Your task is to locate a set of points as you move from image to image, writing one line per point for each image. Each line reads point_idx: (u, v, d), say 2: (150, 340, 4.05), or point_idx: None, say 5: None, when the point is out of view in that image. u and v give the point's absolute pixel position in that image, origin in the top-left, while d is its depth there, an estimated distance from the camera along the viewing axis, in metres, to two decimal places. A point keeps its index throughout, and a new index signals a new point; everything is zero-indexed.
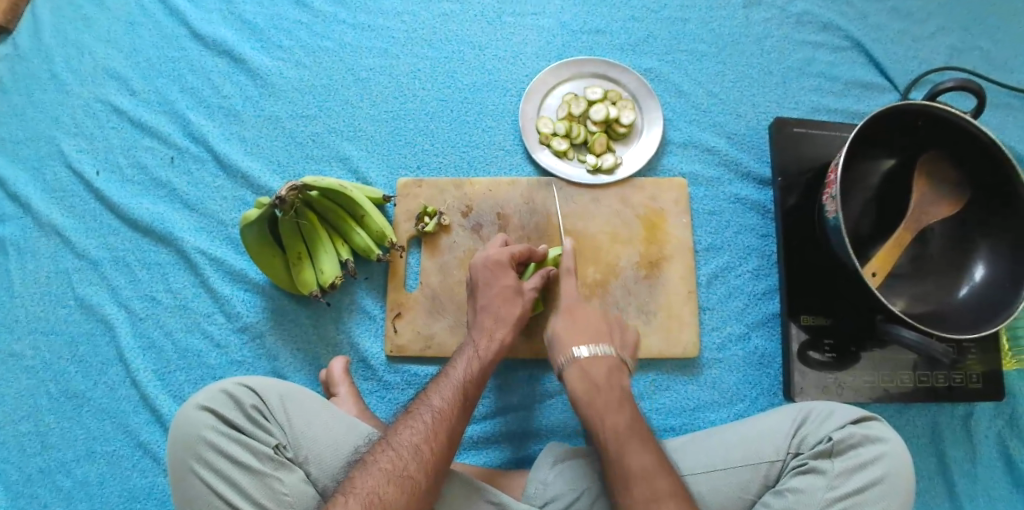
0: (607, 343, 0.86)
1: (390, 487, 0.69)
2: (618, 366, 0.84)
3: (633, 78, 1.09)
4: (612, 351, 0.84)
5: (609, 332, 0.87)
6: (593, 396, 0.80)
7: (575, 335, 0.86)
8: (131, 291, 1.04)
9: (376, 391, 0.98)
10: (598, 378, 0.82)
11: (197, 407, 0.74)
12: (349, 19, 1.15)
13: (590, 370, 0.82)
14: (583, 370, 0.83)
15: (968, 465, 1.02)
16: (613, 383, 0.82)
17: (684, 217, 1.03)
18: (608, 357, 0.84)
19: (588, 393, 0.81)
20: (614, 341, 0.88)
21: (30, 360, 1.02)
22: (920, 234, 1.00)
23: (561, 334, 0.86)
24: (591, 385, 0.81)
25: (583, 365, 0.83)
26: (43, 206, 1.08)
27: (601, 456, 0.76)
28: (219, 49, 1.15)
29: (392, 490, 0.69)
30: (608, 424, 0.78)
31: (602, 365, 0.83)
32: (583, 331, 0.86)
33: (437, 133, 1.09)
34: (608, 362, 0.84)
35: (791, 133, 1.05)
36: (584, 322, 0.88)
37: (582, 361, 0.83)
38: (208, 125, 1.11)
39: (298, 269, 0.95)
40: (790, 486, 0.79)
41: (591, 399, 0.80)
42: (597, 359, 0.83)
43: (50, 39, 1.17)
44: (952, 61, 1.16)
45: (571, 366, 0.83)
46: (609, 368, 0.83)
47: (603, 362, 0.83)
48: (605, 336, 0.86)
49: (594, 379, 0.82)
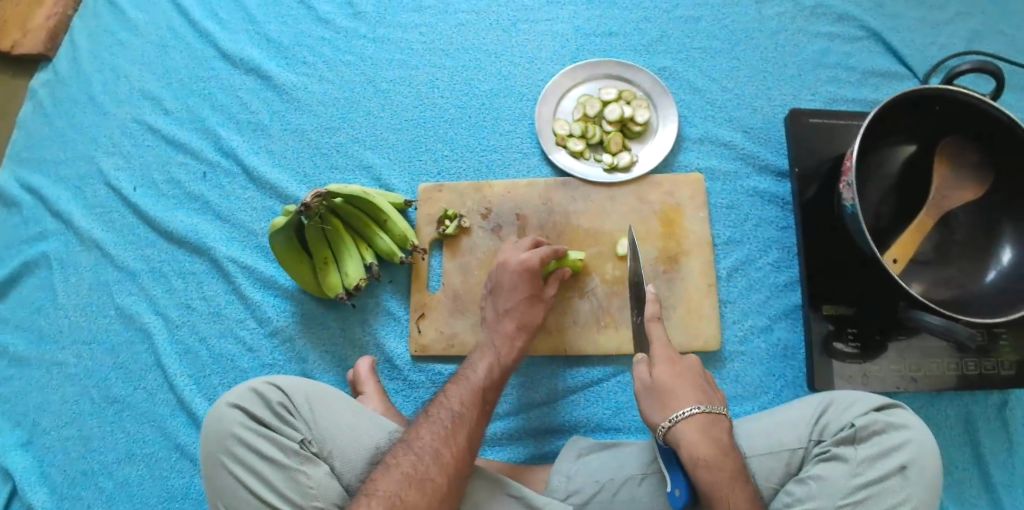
0: (715, 401, 0.79)
1: (410, 490, 0.70)
2: (730, 428, 0.78)
3: (648, 78, 1.10)
4: (724, 410, 0.78)
5: (711, 391, 0.81)
6: (720, 463, 0.73)
7: (684, 391, 0.79)
8: (167, 299, 1.09)
9: (402, 390, 1.00)
10: (721, 443, 0.75)
11: (227, 404, 0.77)
12: (369, 33, 1.19)
13: (710, 431, 0.75)
14: (703, 431, 0.75)
15: (1004, 456, 1.00)
16: (731, 446, 0.75)
17: (702, 212, 1.04)
18: (722, 418, 0.77)
19: (712, 456, 0.73)
20: (717, 398, 0.81)
21: (73, 367, 1.07)
22: (942, 220, 0.99)
23: (668, 388, 0.79)
24: (716, 448, 0.74)
25: (704, 428, 0.75)
26: (83, 222, 1.14)
27: (705, 453, 0.73)
28: (247, 67, 1.20)
29: (413, 493, 0.70)
30: (708, 424, 0.76)
31: (720, 427, 0.76)
32: (690, 387, 0.80)
33: (456, 139, 1.12)
34: (721, 422, 0.77)
35: (807, 123, 1.05)
36: (688, 379, 0.81)
37: (699, 420, 0.76)
38: (237, 139, 1.16)
39: (324, 273, 0.98)
40: (813, 473, 0.79)
41: (715, 466, 0.72)
42: (715, 419, 0.76)
43: (89, 65, 1.24)
44: (973, 45, 1.15)
45: (685, 426, 0.75)
46: (725, 430, 0.76)
47: (720, 423, 0.77)
48: (711, 395, 0.80)
49: (715, 442, 0.75)
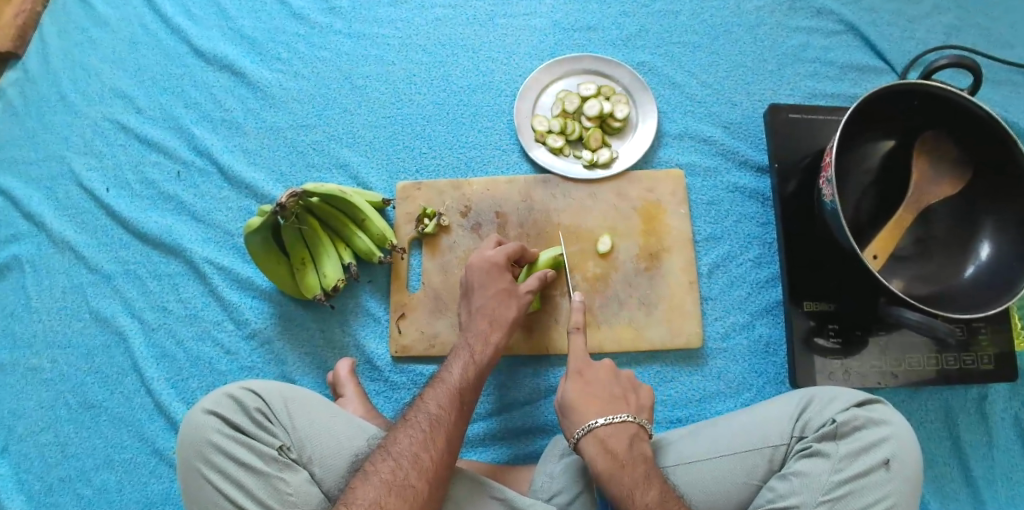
0: (622, 409, 0.81)
1: (390, 497, 0.69)
2: (638, 435, 0.79)
3: (626, 73, 1.10)
4: (629, 419, 0.80)
5: (624, 397, 0.83)
6: (617, 474, 0.74)
7: (590, 405, 0.81)
8: (143, 302, 1.06)
9: (383, 391, 0.99)
10: (621, 453, 0.76)
11: (203, 411, 0.76)
12: (345, 29, 1.17)
13: (609, 442, 0.78)
14: (602, 442, 0.78)
15: (983, 448, 1.01)
16: (636, 455, 0.77)
17: (683, 208, 1.03)
18: (627, 425, 0.79)
19: (610, 468, 0.75)
20: (629, 405, 0.83)
21: (48, 373, 1.05)
22: (921, 216, 0.99)
23: (575, 403, 0.82)
24: (613, 458, 0.76)
25: (603, 439, 0.78)
26: (56, 224, 1.11)
27: (604, 466, 0.76)
28: (221, 64, 1.17)
29: (392, 500, 0.69)
30: (609, 434, 0.78)
31: (622, 437, 0.78)
32: (598, 397, 0.82)
33: (435, 136, 1.11)
34: (626, 430, 0.79)
35: (786, 119, 1.05)
36: (598, 392, 0.83)
37: (600, 432, 0.78)
38: (212, 139, 1.14)
39: (302, 273, 0.97)
40: (795, 469, 0.79)
41: (615, 478, 0.74)
42: (616, 428, 0.78)
43: (59, 63, 1.21)
44: (950, 39, 1.15)
45: (588, 440, 0.78)
46: (628, 439, 0.78)
47: (623, 432, 0.79)
48: (620, 402, 0.82)
49: (613, 451, 0.77)
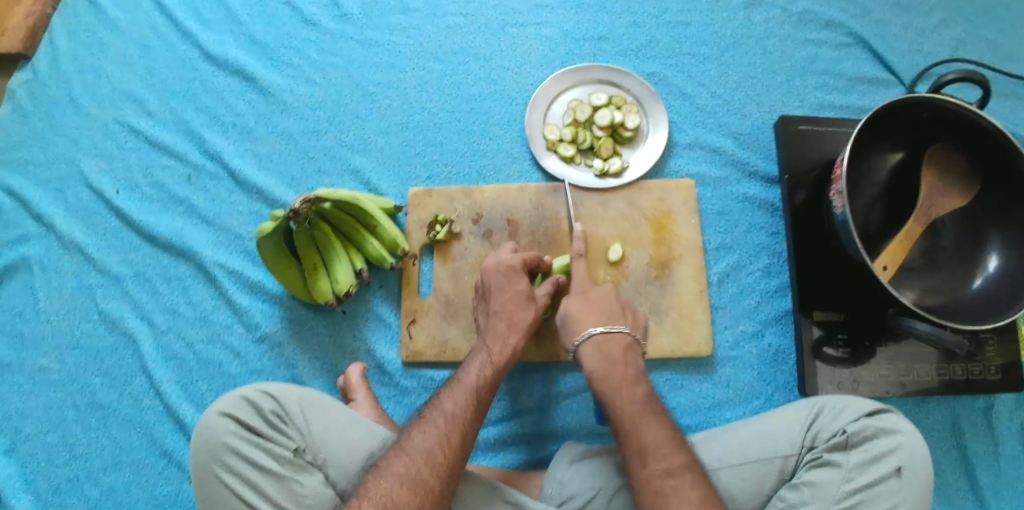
0: (620, 323, 0.87)
1: (402, 491, 0.70)
2: (632, 346, 0.86)
3: (638, 83, 1.10)
4: (625, 330, 0.86)
5: (622, 314, 0.89)
6: (611, 375, 0.82)
7: (590, 315, 0.87)
8: (152, 305, 1.06)
9: (393, 396, 0.99)
10: (615, 356, 0.84)
11: (217, 413, 0.75)
12: (358, 35, 1.18)
13: (607, 349, 0.84)
14: (601, 349, 0.84)
15: (990, 458, 1.01)
16: (628, 360, 0.84)
17: (693, 217, 1.04)
18: (624, 336, 0.86)
19: (603, 370, 0.82)
20: (626, 321, 0.89)
21: (56, 374, 1.05)
22: (930, 227, 1.00)
23: (577, 315, 0.87)
24: (608, 363, 0.83)
25: (600, 344, 0.84)
26: (65, 225, 1.11)
27: (598, 370, 0.83)
28: (233, 68, 1.18)
29: (404, 493, 0.70)
30: (607, 343, 0.85)
31: (617, 343, 0.85)
32: (598, 310, 0.88)
33: (447, 143, 1.11)
34: (621, 340, 0.85)
35: (797, 130, 1.06)
36: (598, 304, 0.89)
37: (597, 338, 0.85)
38: (224, 142, 1.14)
39: (314, 279, 0.97)
40: (806, 480, 0.80)
41: (606, 381, 0.81)
42: (611, 338, 0.85)
43: (70, 65, 1.21)
44: (957, 53, 1.17)
45: (586, 347, 0.85)
46: (623, 348, 0.85)
47: (618, 340, 0.85)
48: (619, 317, 0.88)
49: (608, 357, 0.83)
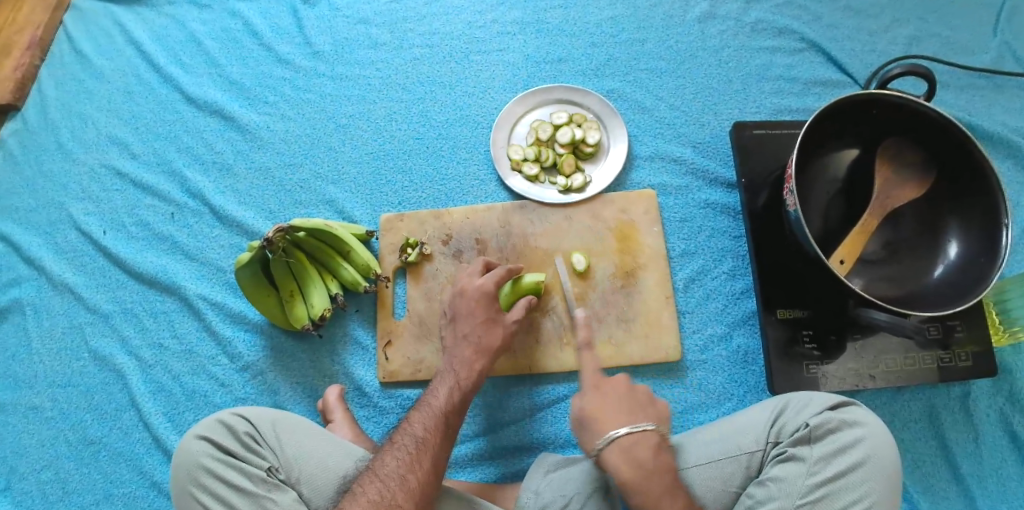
0: (643, 418, 0.83)
1: None
2: (661, 443, 0.81)
3: (597, 100, 1.14)
4: (651, 427, 0.81)
5: (643, 408, 0.84)
6: (644, 483, 0.78)
7: (608, 415, 0.83)
8: (139, 339, 1.10)
9: (373, 417, 1.02)
10: (648, 462, 0.79)
11: (194, 436, 0.79)
12: (329, 71, 1.24)
13: (634, 453, 0.79)
14: (626, 451, 0.79)
15: (971, 446, 1.02)
16: (662, 465, 0.80)
17: (655, 227, 1.07)
18: (650, 434, 0.81)
19: (638, 479, 0.78)
20: (649, 413, 0.84)
21: (49, 411, 1.08)
22: (888, 220, 1.03)
23: (594, 413, 0.83)
24: (640, 470, 0.79)
25: (627, 449, 0.79)
26: (55, 267, 1.16)
27: (630, 476, 0.78)
28: (211, 109, 1.24)
29: None
30: (633, 444, 0.80)
31: (646, 447, 0.80)
32: (619, 408, 0.83)
33: (416, 169, 1.16)
34: (648, 440, 0.81)
35: (751, 135, 1.09)
36: (616, 399, 0.85)
37: (623, 441, 0.80)
38: (204, 180, 1.19)
39: (291, 305, 1.01)
40: (771, 475, 0.82)
41: (642, 486, 0.78)
42: (640, 441, 0.80)
43: (56, 113, 1.28)
44: (911, 50, 1.20)
45: (610, 450, 0.80)
46: (652, 448, 0.80)
47: (646, 442, 0.80)
48: (641, 412, 0.83)
49: (640, 461, 0.79)
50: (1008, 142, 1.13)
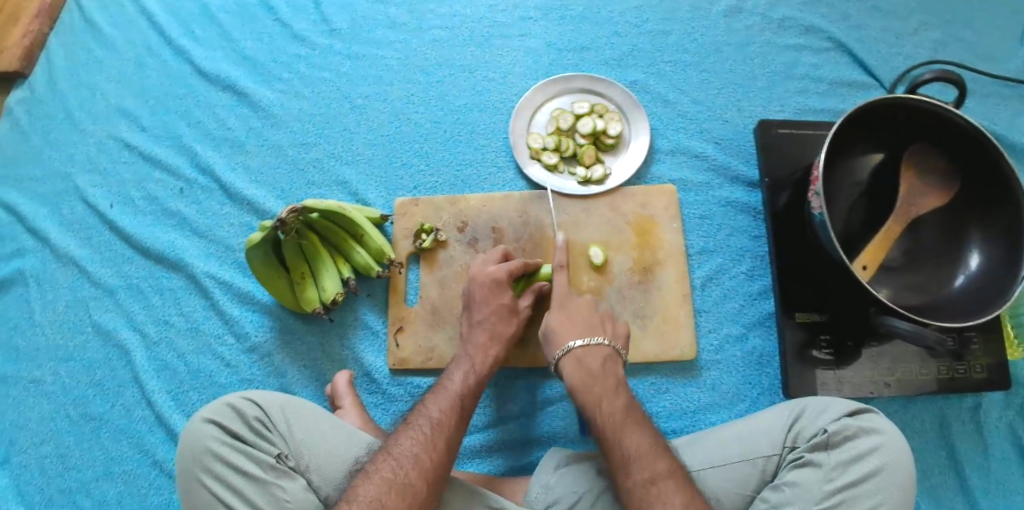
0: (599, 334, 0.89)
1: (392, 495, 0.71)
2: (612, 356, 0.87)
3: (620, 91, 1.12)
4: (605, 342, 0.88)
5: (601, 325, 0.90)
6: (590, 386, 0.83)
7: (569, 328, 0.89)
8: (145, 316, 1.08)
9: (381, 404, 1.00)
10: (595, 368, 0.85)
11: (202, 419, 0.77)
12: (345, 50, 1.21)
13: (585, 360, 0.86)
14: (578, 361, 0.86)
15: (979, 458, 1.01)
16: (607, 371, 0.85)
17: (675, 222, 1.05)
18: (602, 347, 0.87)
19: (584, 382, 0.84)
20: (607, 332, 0.90)
21: (50, 385, 1.06)
22: (911, 227, 1.01)
23: (555, 329, 0.90)
24: (588, 375, 0.85)
25: (580, 358, 0.86)
26: (60, 239, 1.13)
27: (579, 381, 0.84)
28: (223, 84, 1.21)
29: (394, 498, 0.71)
30: (586, 354, 0.86)
31: (597, 356, 0.86)
32: (577, 325, 0.90)
33: (433, 153, 1.13)
34: (601, 351, 0.87)
35: (776, 134, 1.07)
36: (579, 317, 0.91)
37: (577, 351, 0.87)
38: (215, 156, 1.16)
39: (301, 287, 0.99)
40: (787, 480, 0.81)
41: (587, 388, 0.83)
42: (591, 349, 0.87)
43: (64, 81, 1.24)
44: (938, 55, 1.18)
45: (566, 359, 0.87)
46: (602, 359, 0.86)
47: (597, 352, 0.87)
48: (598, 328, 0.90)
49: (588, 368, 0.85)
50: None
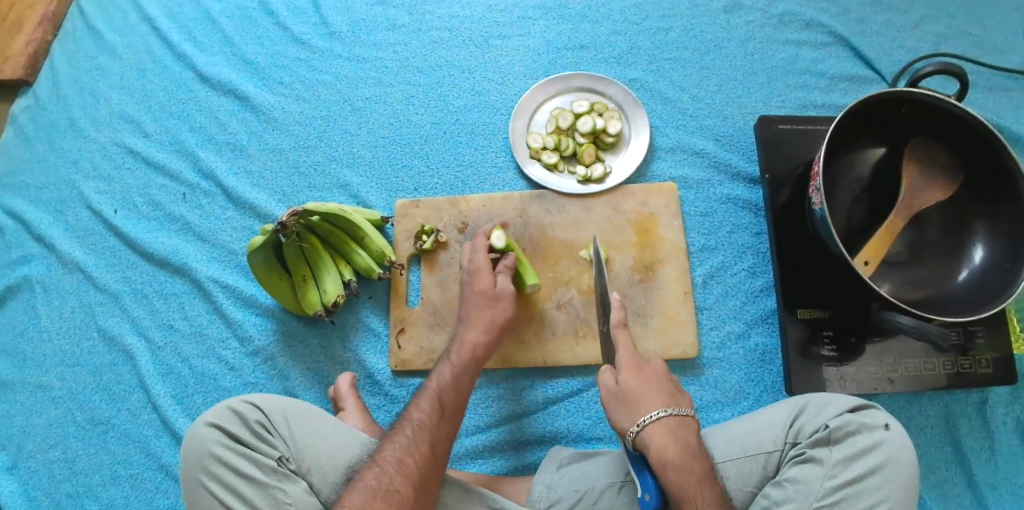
0: (682, 405, 0.81)
1: (376, 503, 0.71)
2: (697, 430, 0.79)
3: (619, 89, 1.12)
4: (691, 414, 0.80)
5: (679, 395, 0.83)
6: (689, 464, 0.74)
7: (653, 396, 0.80)
8: (149, 320, 1.09)
9: (383, 405, 1.00)
10: (689, 446, 0.76)
11: (205, 424, 0.78)
12: (345, 52, 1.21)
13: (679, 434, 0.77)
14: (671, 432, 0.76)
15: (986, 453, 1.00)
16: (699, 449, 0.77)
17: (676, 220, 1.05)
18: (690, 420, 0.79)
19: (682, 458, 0.74)
20: (683, 402, 0.83)
21: (57, 390, 1.07)
22: (914, 221, 1.00)
23: (638, 393, 0.80)
24: (685, 452, 0.75)
25: (673, 429, 0.77)
26: (66, 245, 1.14)
27: (675, 456, 0.74)
28: (225, 88, 1.21)
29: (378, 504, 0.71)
30: (678, 426, 0.77)
31: (689, 430, 0.78)
32: (657, 392, 0.81)
33: (433, 155, 1.13)
34: (688, 425, 0.78)
35: (776, 130, 1.07)
36: (655, 384, 0.82)
37: (670, 422, 0.77)
38: (217, 161, 1.17)
39: (303, 290, 0.99)
40: (789, 476, 0.80)
41: (687, 467, 0.74)
42: (684, 423, 0.78)
43: (68, 89, 1.25)
44: (941, 48, 1.17)
45: (657, 427, 0.76)
46: (692, 433, 0.78)
47: (688, 427, 0.78)
48: (679, 399, 0.82)
49: (684, 444, 0.76)
50: None
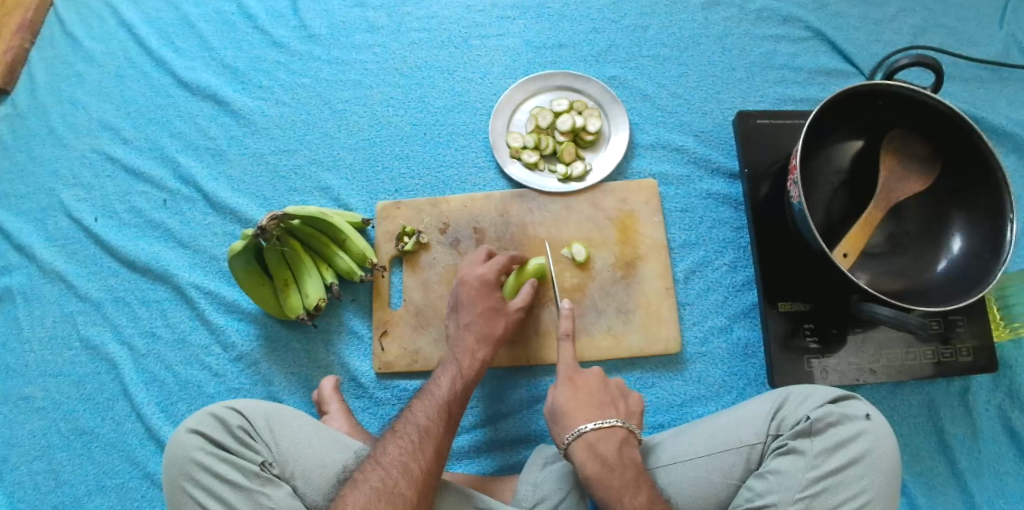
0: (611, 414, 0.83)
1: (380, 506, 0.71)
2: (627, 439, 0.82)
3: (598, 87, 1.12)
4: (618, 424, 0.82)
5: (612, 404, 0.85)
6: (606, 476, 0.77)
7: (579, 409, 0.84)
8: (132, 328, 1.08)
9: (368, 408, 1.00)
10: (611, 457, 0.79)
11: (187, 431, 0.78)
12: (324, 55, 1.21)
13: (600, 446, 0.80)
14: (591, 446, 0.80)
15: (969, 442, 1.01)
16: (625, 459, 0.79)
17: (657, 217, 1.06)
18: (616, 429, 0.82)
19: (600, 473, 0.78)
20: (619, 411, 0.85)
21: (40, 401, 1.07)
22: (893, 212, 1.00)
23: (566, 409, 0.84)
24: (603, 466, 0.78)
25: (593, 444, 0.80)
26: (46, 255, 1.14)
27: (594, 471, 0.78)
28: (205, 94, 1.21)
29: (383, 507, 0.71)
30: (599, 439, 0.80)
31: (611, 440, 0.80)
32: (587, 402, 0.84)
33: (414, 156, 1.13)
34: (615, 435, 0.81)
35: (754, 124, 1.07)
36: (586, 395, 0.85)
37: (589, 436, 0.81)
38: (198, 167, 1.16)
39: (285, 294, 0.99)
40: (771, 468, 0.81)
41: (606, 480, 0.77)
42: (605, 434, 0.81)
43: (46, 97, 1.24)
44: (916, 40, 1.18)
45: (577, 443, 0.81)
46: (618, 443, 0.81)
47: (612, 437, 0.81)
48: (610, 408, 0.84)
49: (603, 456, 0.79)
50: (1011, 135, 1.12)
